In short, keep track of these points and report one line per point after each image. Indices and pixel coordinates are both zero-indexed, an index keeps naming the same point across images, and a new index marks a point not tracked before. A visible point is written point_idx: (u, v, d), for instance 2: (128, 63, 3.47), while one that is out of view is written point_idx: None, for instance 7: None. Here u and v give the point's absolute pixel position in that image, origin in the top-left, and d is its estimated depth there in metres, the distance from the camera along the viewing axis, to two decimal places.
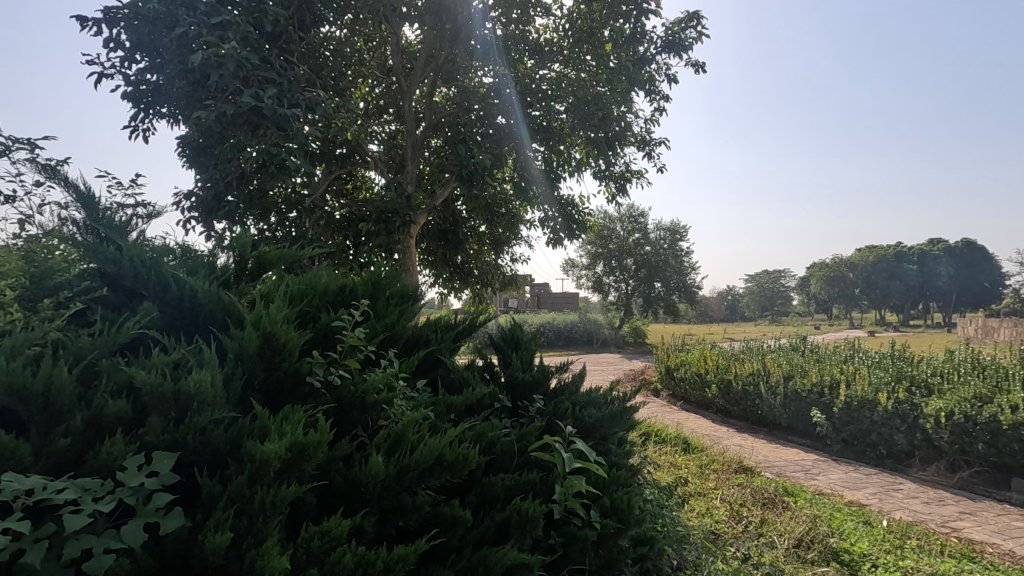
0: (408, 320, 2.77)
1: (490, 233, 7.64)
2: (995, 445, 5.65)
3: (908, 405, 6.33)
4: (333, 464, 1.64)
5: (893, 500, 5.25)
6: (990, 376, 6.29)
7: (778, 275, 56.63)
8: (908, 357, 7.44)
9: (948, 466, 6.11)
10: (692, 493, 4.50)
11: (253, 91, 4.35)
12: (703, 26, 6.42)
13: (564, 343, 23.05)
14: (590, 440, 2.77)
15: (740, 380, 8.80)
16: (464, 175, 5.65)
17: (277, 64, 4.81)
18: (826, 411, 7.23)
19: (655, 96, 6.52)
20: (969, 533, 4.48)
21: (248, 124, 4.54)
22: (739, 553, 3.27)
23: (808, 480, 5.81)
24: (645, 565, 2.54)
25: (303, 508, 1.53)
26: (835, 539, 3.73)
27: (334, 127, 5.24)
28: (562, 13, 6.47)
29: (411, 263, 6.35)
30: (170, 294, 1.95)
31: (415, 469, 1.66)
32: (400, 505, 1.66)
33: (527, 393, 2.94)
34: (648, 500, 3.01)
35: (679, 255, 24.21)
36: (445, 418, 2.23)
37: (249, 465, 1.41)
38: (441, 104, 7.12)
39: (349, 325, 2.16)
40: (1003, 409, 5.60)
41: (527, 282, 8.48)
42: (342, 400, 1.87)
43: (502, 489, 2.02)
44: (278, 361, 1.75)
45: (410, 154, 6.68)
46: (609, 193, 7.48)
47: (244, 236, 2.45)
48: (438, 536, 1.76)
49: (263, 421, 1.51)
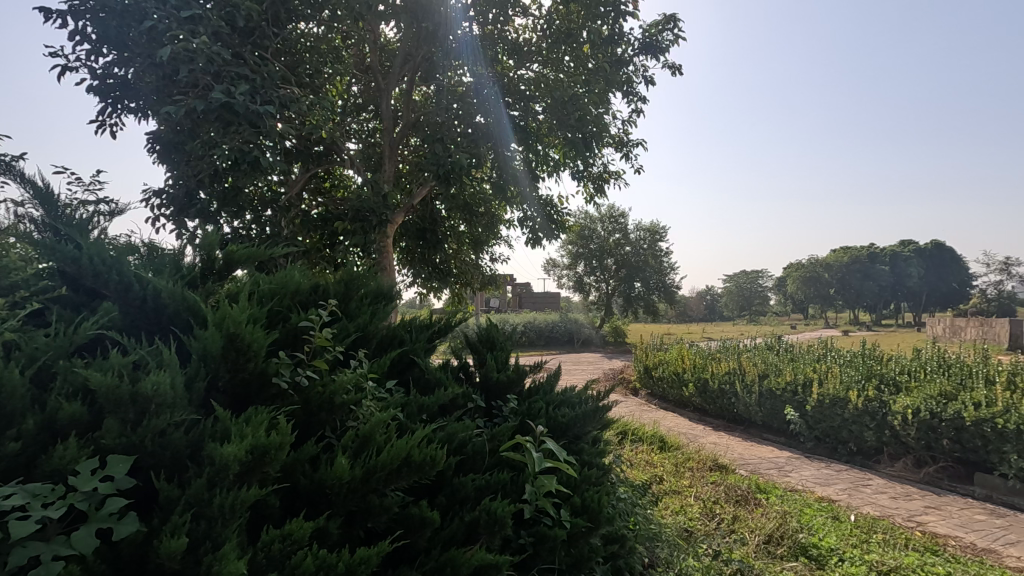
0: (382, 319, 2.75)
1: (469, 233, 7.64)
2: (959, 441, 5.84)
3: (877, 403, 6.49)
4: (298, 466, 1.62)
5: (862, 496, 5.37)
6: (955, 375, 6.48)
7: (757, 276, 56.39)
8: (878, 356, 7.63)
9: (915, 462, 6.27)
10: (667, 491, 4.55)
11: (224, 88, 4.29)
12: (680, 29, 6.49)
13: (545, 343, 23.14)
14: (563, 439, 2.79)
15: (717, 380, 8.92)
16: (441, 175, 5.63)
17: (251, 60, 4.74)
18: (800, 409, 7.36)
19: (633, 97, 6.57)
20: (933, 527, 4.60)
21: (220, 120, 4.44)
22: (709, 549, 3.31)
23: (781, 476, 5.92)
24: (617, 564, 2.56)
25: (265, 511, 1.51)
26: (804, 535, 3.81)
27: (309, 125, 5.17)
28: (541, 13, 6.47)
29: (389, 263, 6.31)
30: (132, 293, 1.91)
31: (382, 470, 1.65)
32: (367, 507, 1.65)
33: (501, 393, 2.94)
34: (621, 499, 3.03)
35: (659, 255, 24.47)
36: (417, 418, 2.23)
37: (208, 468, 1.38)
38: (420, 102, 7.08)
39: (318, 325, 2.13)
40: (967, 406, 5.76)
41: (507, 282, 8.50)
42: (310, 401, 1.85)
43: (473, 489, 2.01)
44: (243, 361, 1.72)
45: (387, 153, 6.64)
46: (587, 193, 7.51)
47: (211, 235, 2.40)
48: (405, 537, 1.75)
49: (225, 423, 1.48)
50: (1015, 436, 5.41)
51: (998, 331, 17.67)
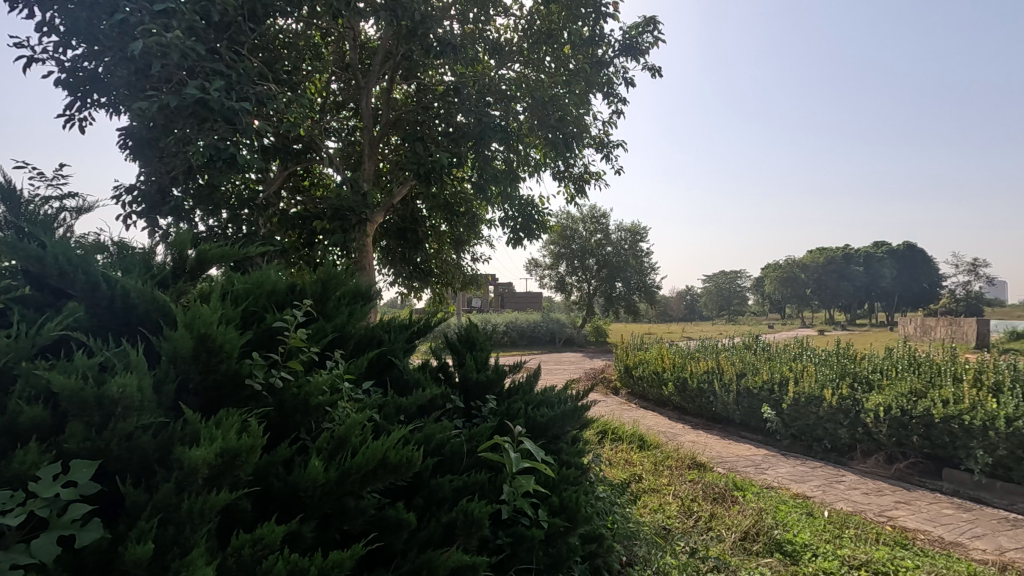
0: (359, 320, 2.72)
1: (450, 233, 7.60)
2: (928, 437, 5.99)
3: (850, 401, 6.63)
4: (270, 469, 1.60)
5: (836, 492, 5.49)
6: (925, 373, 6.66)
7: (736, 276, 57.21)
8: (852, 355, 7.80)
9: (886, 458, 6.41)
10: (645, 490, 4.58)
11: (198, 83, 4.21)
12: (660, 32, 6.55)
13: (527, 342, 23.17)
14: (542, 439, 2.79)
15: (696, 379, 9.02)
16: (422, 174, 5.61)
17: (226, 56, 4.66)
18: (776, 407, 7.48)
19: (613, 99, 6.61)
20: (903, 521, 4.72)
21: (194, 117, 4.35)
22: (687, 547, 3.35)
23: (758, 474, 6.01)
24: (595, 563, 2.57)
25: (237, 515, 1.49)
26: (779, 531, 3.86)
27: (286, 122, 5.11)
28: (522, 13, 6.47)
29: (369, 262, 6.26)
30: (99, 293, 1.86)
31: (356, 473, 1.63)
32: (343, 509, 1.63)
33: (480, 393, 2.93)
34: (599, 498, 3.05)
35: (640, 255, 24.69)
36: (394, 419, 2.21)
37: (177, 471, 1.35)
38: (401, 100, 7.02)
39: (292, 325, 2.09)
40: (936, 404, 5.93)
41: (488, 282, 8.49)
42: (284, 403, 1.83)
43: (451, 490, 2.00)
44: (215, 362, 1.68)
45: (367, 152, 6.58)
46: (568, 194, 7.53)
47: (183, 233, 2.35)
48: (381, 539, 1.74)
49: (195, 425, 1.46)
50: (981, 432, 5.57)
51: (965, 330, 18.19)
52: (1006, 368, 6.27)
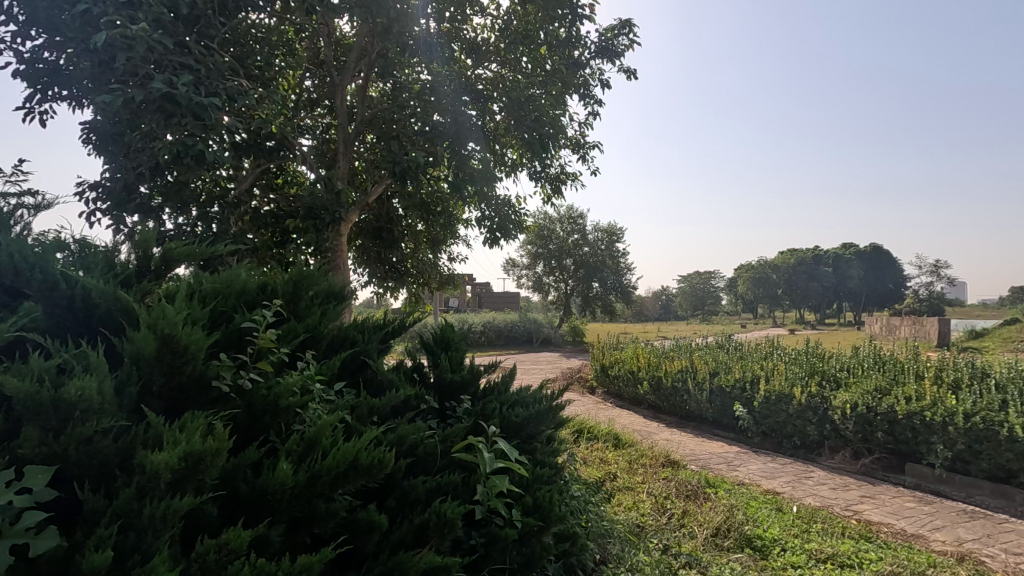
0: (332, 320, 2.69)
1: (426, 232, 7.56)
2: (892, 433, 6.18)
3: (819, 398, 6.80)
4: (238, 472, 1.56)
5: (805, 488, 5.62)
6: (889, 371, 6.87)
7: (710, 277, 58.15)
8: (820, 354, 8.00)
9: (853, 454, 6.59)
10: (619, 488, 4.63)
11: (165, 78, 4.11)
12: (635, 35, 6.62)
13: (504, 343, 23.16)
14: (517, 439, 2.79)
15: (670, 377, 9.14)
16: (397, 173, 5.56)
17: (195, 50, 4.56)
18: (748, 405, 7.63)
19: (589, 100, 6.66)
20: (868, 515, 4.86)
21: (161, 112, 4.24)
22: (660, 544, 3.39)
23: (730, 471, 6.12)
24: (569, 561, 2.58)
25: (202, 520, 1.45)
26: (749, 526, 3.94)
27: (258, 119, 5.02)
28: (499, 13, 6.47)
29: (343, 261, 6.19)
30: (58, 293, 1.80)
31: (326, 475, 1.60)
32: (313, 512, 1.61)
33: (455, 394, 2.92)
34: (573, 497, 3.07)
35: (616, 256, 24.91)
36: (366, 420, 2.19)
37: (138, 476, 1.32)
38: (377, 98, 6.95)
39: (262, 325, 2.05)
40: (899, 401, 6.12)
41: (465, 281, 8.46)
42: (253, 405, 1.79)
43: (424, 491, 1.99)
44: (180, 364, 1.64)
45: (342, 150, 6.50)
46: (544, 194, 7.55)
47: (148, 231, 2.28)
48: (352, 542, 1.72)
49: (158, 429, 1.42)
50: (940, 428, 5.76)
51: (928, 330, 18.81)
52: (965, 366, 6.51)
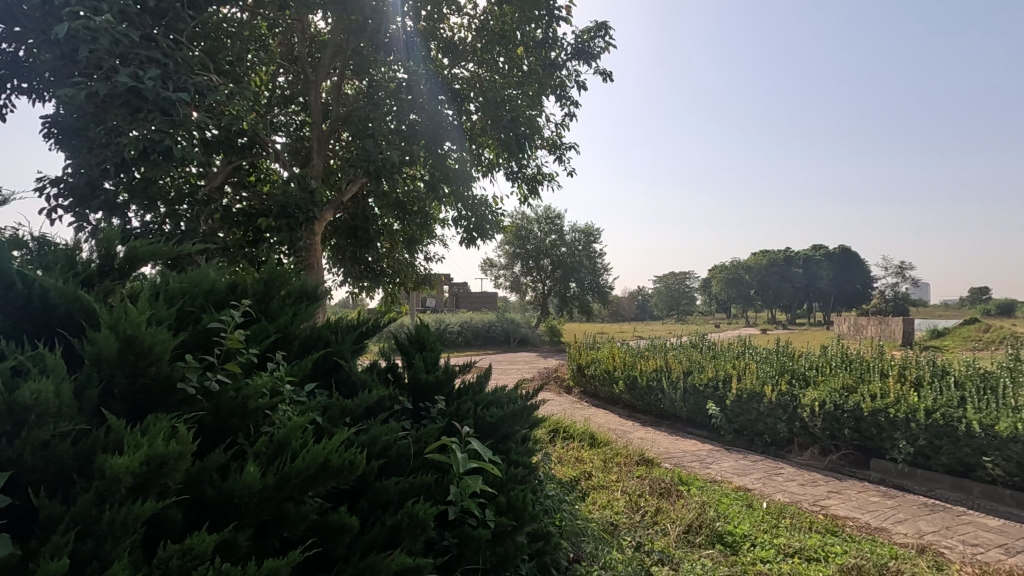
0: (304, 320, 2.65)
1: (402, 231, 7.50)
2: (858, 430, 6.36)
3: (789, 396, 6.96)
4: (204, 476, 1.53)
5: (774, 484, 5.75)
6: (856, 369, 7.07)
7: (684, 278, 58.96)
8: (790, 353, 8.19)
9: (820, 450, 6.76)
10: (594, 486, 4.67)
11: (131, 71, 4.01)
12: (611, 37, 6.68)
13: (481, 343, 23.11)
14: (491, 439, 2.79)
15: (645, 377, 9.25)
16: (372, 171, 5.50)
17: (163, 44, 4.46)
18: (720, 404, 7.76)
19: (566, 101, 6.70)
20: (835, 510, 5.00)
21: (127, 106, 4.12)
22: (632, 542, 3.43)
23: (703, 468, 6.22)
24: (543, 561, 2.59)
25: (165, 525, 1.42)
26: (720, 523, 4.01)
27: (228, 115, 4.91)
28: (476, 13, 6.47)
29: (317, 261, 6.11)
30: (13, 293, 1.74)
31: (296, 477, 1.58)
32: (282, 516, 1.58)
33: (429, 395, 2.90)
34: (547, 496, 3.08)
35: (593, 256, 25.09)
36: (338, 422, 2.17)
37: (98, 481, 1.28)
38: (352, 96, 6.88)
39: (230, 326, 2.01)
40: (865, 398, 6.30)
41: (442, 281, 8.41)
42: (220, 407, 1.75)
43: (396, 493, 1.97)
44: (143, 366, 1.60)
45: (316, 148, 6.42)
46: (521, 194, 7.56)
47: (111, 229, 2.22)
48: (323, 545, 1.70)
49: (119, 432, 1.38)
50: (903, 424, 5.95)
51: (894, 329, 19.37)
52: (926, 364, 6.73)
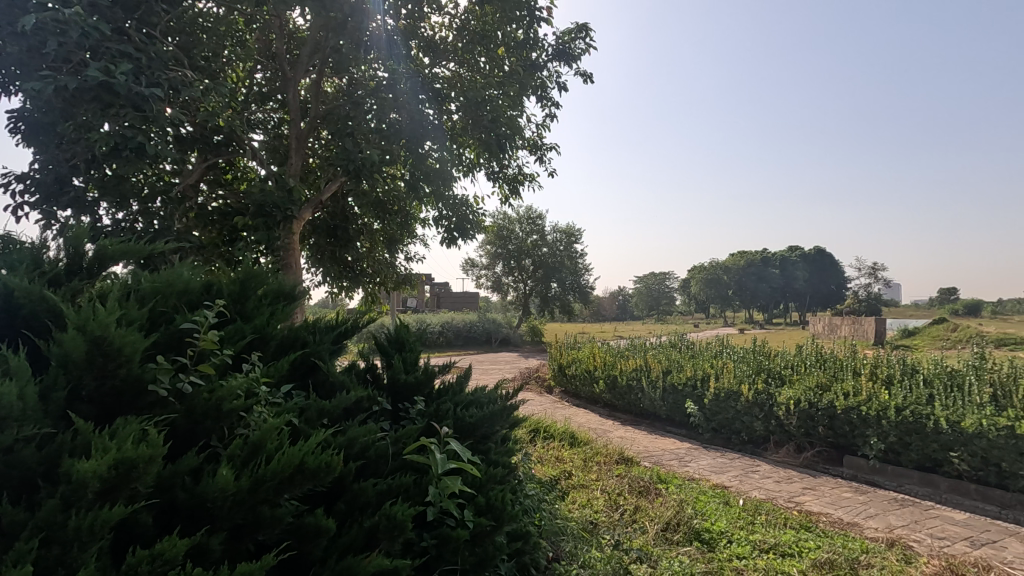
0: (281, 321, 2.61)
1: (383, 231, 7.45)
2: (831, 427, 6.50)
3: (765, 395, 7.08)
4: (176, 479, 1.51)
5: (751, 481, 5.84)
6: (829, 368, 7.22)
7: (664, 278, 59.56)
8: (766, 352, 8.33)
9: (796, 448, 6.89)
10: (574, 485, 4.69)
11: (102, 66, 3.92)
12: (592, 39, 6.72)
13: (462, 343, 23.04)
14: (471, 439, 2.79)
15: (625, 376, 9.33)
16: (351, 170, 5.45)
17: (135, 38, 4.37)
18: (699, 403, 7.86)
19: (546, 102, 6.72)
20: (809, 506, 5.10)
21: (97, 101, 4.02)
22: (611, 540, 3.45)
23: (681, 466, 6.30)
24: (522, 560, 2.60)
25: (135, 530, 1.39)
26: (698, 520, 4.06)
27: (204, 111, 4.81)
28: (456, 12, 6.46)
29: (295, 260, 6.04)
30: None
31: (271, 480, 1.56)
32: (256, 519, 1.56)
33: (408, 395, 2.88)
34: (526, 496, 3.09)
35: (574, 256, 25.21)
36: (315, 423, 2.15)
37: (64, 486, 1.25)
38: (331, 94, 6.81)
39: (204, 326, 1.97)
40: (838, 396, 6.44)
41: (423, 281, 8.37)
42: (193, 410, 1.71)
43: (374, 494, 1.96)
44: (113, 367, 1.56)
45: (294, 146, 6.33)
46: (502, 194, 7.56)
47: (80, 227, 2.16)
48: (299, 548, 1.68)
49: (87, 435, 1.35)
50: (875, 421, 6.10)
51: (866, 328, 19.81)
52: (896, 363, 6.91)
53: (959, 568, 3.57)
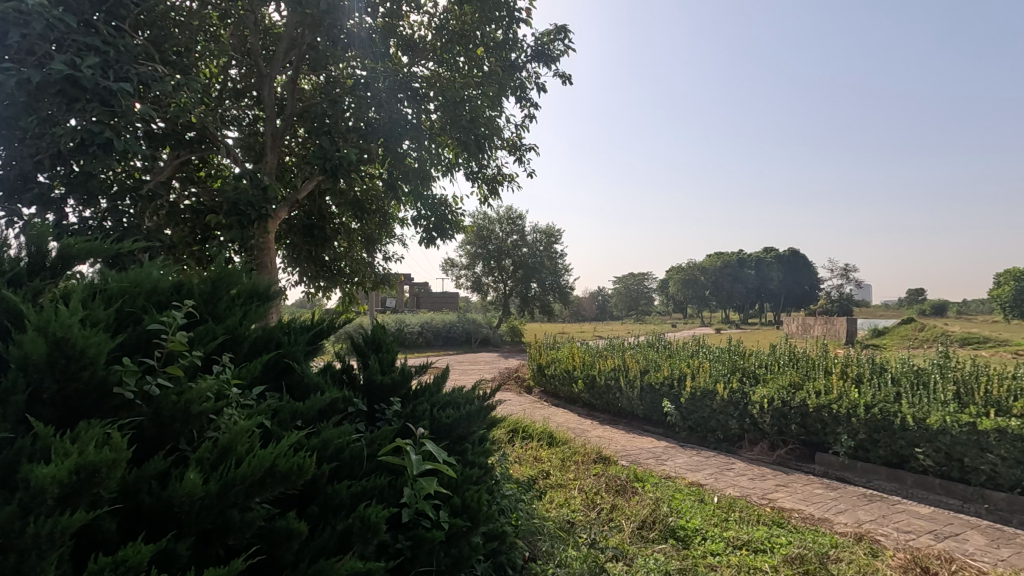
0: (254, 321, 2.56)
1: (361, 230, 7.37)
2: (804, 425, 6.63)
3: (739, 394, 7.20)
4: (141, 484, 1.47)
5: (726, 479, 5.93)
6: (802, 367, 7.38)
7: (642, 278, 60.17)
8: (741, 351, 8.47)
9: (770, 445, 7.02)
10: (552, 485, 4.71)
11: (68, 58, 3.81)
12: (570, 41, 6.76)
13: (442, 343, 22.94)
14: (447, 440, 2.78)
15: (604, 376, 9.39)
16: (328, 169, 5.38)
17: (104, 31, 4.26)
18: (676, 402, 7.96)
19: (526, 103, 6.73)
20: (781, 502, 5.20)
21: (62, 95, 3.92)
22: (588, 539, 3.48)
23: (658, 465, 6.37)
24: (498, 560, 2.60)
25: (98, 535, 1.36)
26: (673, 518, 4.11)
27: (175, 107, 4.68)
28: (435, 12, 6.43)
29: (270, 260, 5.95)
30: None
31: (240, 483, 1.54)
32: (225, 523, 1.53)
33: (384, 396, 2.85)
34: (503, 496, 3.09)
35: (554, 257, 25.31)
36: (288, 425, 2.12)
37: (22, 493, 1.21)
38: (308, 91, 6.73)
39: (172, 326, 1.93)
40: (811, 395, 6.58)
41: (401, 282, 8.30)
42: (160, 413, 1.67)
43: (347, 496, 1.94)
44: (75, 370, 1.53)
45: (270, 144, 6.23)
46: (481, 194, 7.55)
47: (42, 225, 2.10)
48: (268, 552, 1.65)
49: (47, 439, 1.31)
50: (845, 419, 6.25)
51: (838, 327, 20.28)
52: (866, 362, 7.09)
53: (923, 561, 3.68)
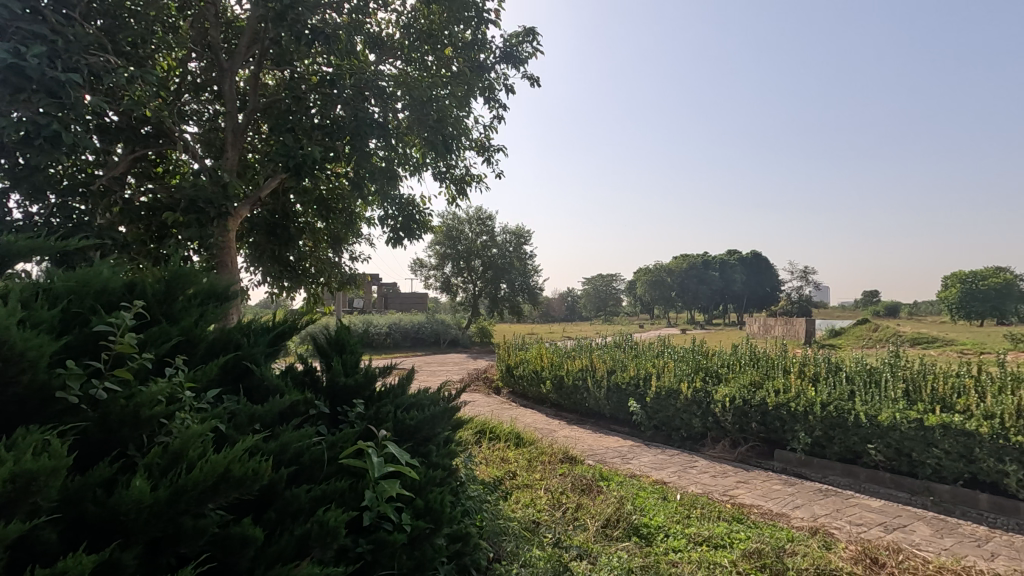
0: (212, 321, 2.48)
1: (326, 229, 7.24)
2: (763, 423, 6.82)
3: (703, 393, 7.36)
4: (85, 492, 1.41)
5: (689, 476, 6.06)
6: (762, 367, 7.60)
7: (611, 280, 60.90)
8: (705, 351, 8.67)
9: (732, 443, 7.19)
10: (519, 485, 4.72)
11: (11, 46, 3.62)
12: (538, 44, 6.80)
13: (410, 343, 22.72)
14: (411, 442, 2.76)
15: (571, 376, 9.47)
16: (291, 167, 5.23)
17: (52, 18, 4.07)
18: (641, 401, 8.08)
19: (494, 104, 6.72)
20: (742, 499, 5.34)
21: (5, 84, 3.65)
22: (552, 539, 3.49)
23: (623, 464, 6.46)
24: (462, 561, 2.58)
25: (37, 547, 1.30)
26: (637, 516, 4.17)
27: (129, 100, 4.52)
28: (403, 10, 6.39)
29: (231, 259, 5.79)
30: None
31: (192, 489, 1.49)
32: (177, 531, 1.48)
33: (348, 398, 2.81)
34: (467, 498, 3.08)
35: (524, 258, 25.43)
36: (246, 429, 2.07)
37: None
38: (272, 87, 6.58)
39: (122, 328, 1.85)
40: (770, 393, 6.78)
41: (368, 282, 8.18)
42: (108, 418, 1.61)
43: (307, 500, 1.90)
44: (13, 373, 1.46)
45: (230, 140, 6.05)
46: (449, 195, 7.51)
47: None
48: (222, 559, 1.60)
49: None
50: (802, 417, 6.45)
51: (797, 328, 20.90)
52: (822, 362, 7.34)
53: (873, 552, 3.83)
